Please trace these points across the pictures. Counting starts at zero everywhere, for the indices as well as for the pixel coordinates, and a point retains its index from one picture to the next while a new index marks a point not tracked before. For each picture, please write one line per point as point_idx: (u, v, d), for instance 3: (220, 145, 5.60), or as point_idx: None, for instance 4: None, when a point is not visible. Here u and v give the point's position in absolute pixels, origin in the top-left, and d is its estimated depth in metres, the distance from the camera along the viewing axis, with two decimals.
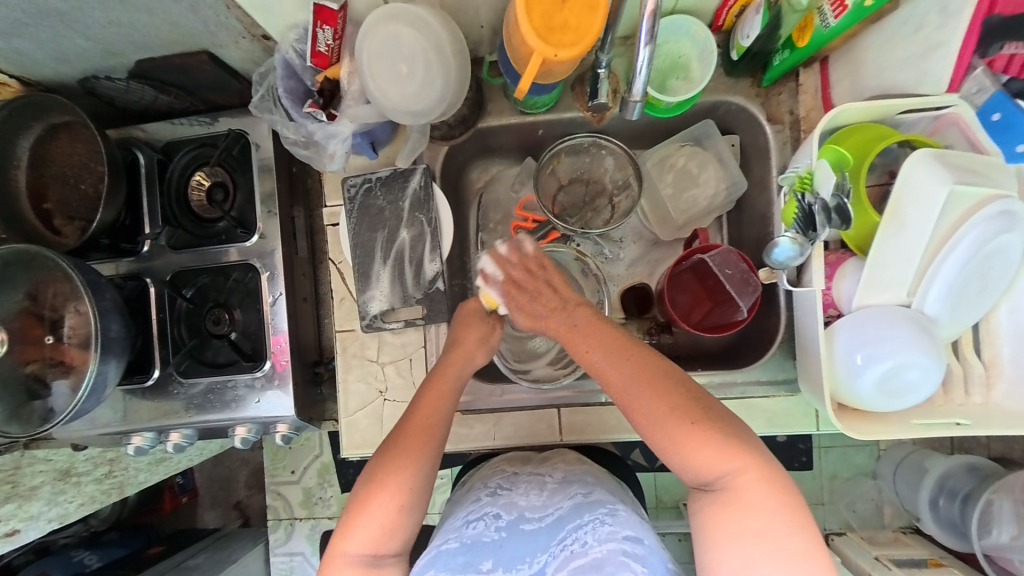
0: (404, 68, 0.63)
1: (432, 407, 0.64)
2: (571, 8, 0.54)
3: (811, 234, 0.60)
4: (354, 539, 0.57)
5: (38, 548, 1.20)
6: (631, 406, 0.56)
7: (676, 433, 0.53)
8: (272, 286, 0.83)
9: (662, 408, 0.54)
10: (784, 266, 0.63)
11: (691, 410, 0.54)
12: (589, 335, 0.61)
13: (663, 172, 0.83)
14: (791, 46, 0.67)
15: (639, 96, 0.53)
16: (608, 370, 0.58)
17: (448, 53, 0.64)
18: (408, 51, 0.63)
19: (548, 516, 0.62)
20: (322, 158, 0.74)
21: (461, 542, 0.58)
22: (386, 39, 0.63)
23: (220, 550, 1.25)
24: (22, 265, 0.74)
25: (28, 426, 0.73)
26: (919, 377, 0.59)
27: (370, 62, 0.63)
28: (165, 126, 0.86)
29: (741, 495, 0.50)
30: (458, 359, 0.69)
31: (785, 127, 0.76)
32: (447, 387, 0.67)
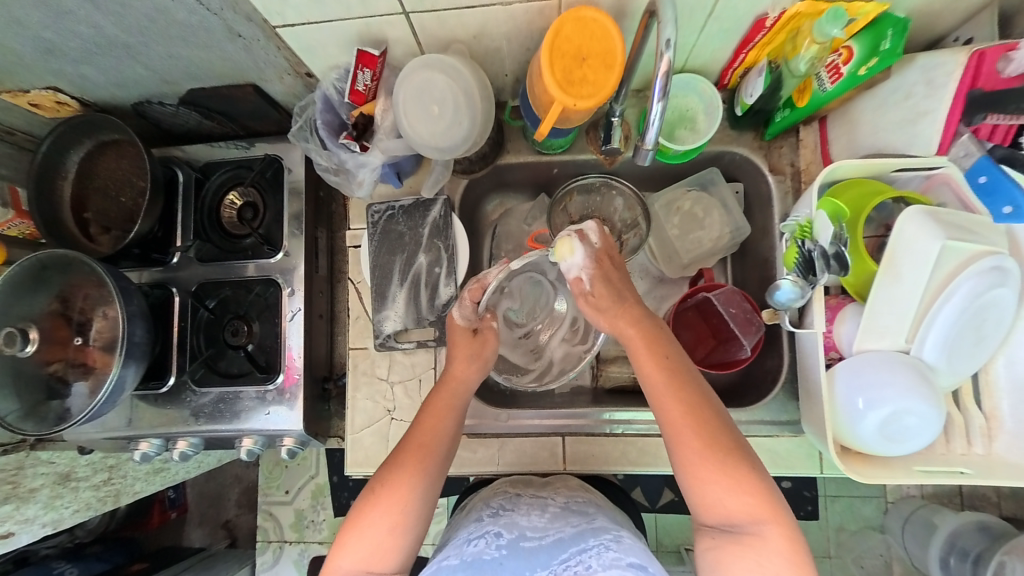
0: (435, 110, 0.69)
1: (432, 426, 0.66)
2: (590, 64, 0.59)
3: (811, 278, 0.63)
4: (347, 556, 0.59)
5: (19, 559, 1.16)
6: (675, 434, 0.58)
7: (713, 475, 0.55)
8: (291, 301, 0.86)
9: (708, 442, 0.56)
10: (785, 307, 0.64)
11: (721, 448, 0.56)
12: (653, 346, 0.63)
13: (669, 214, 0.87)
14: (791, 105, 0.72)
15: (650, 145, 0.56)
16: (665, 398, 0.59)
17: (475, 98, 0.69)
18: (440, 94, 0.68)
19: (548, 537, 0.63)
20: (351, 185, 0.80)
21: (462, 559, 0.59)
22: (421, 84, 0.68)
23: (206, 569, 1.23)
24: (59, 269, 0.78)
25: (42, 425, 0.75)
26: (919, 424, 0.59)
27: (406, 103, 0.69)
28: (205, 148, 0.92)
29: (762, 537, 0.53)
30: (461, 376, 0.70)
31: (786, 178, 0.80)
32: (448, 407, 0.68)
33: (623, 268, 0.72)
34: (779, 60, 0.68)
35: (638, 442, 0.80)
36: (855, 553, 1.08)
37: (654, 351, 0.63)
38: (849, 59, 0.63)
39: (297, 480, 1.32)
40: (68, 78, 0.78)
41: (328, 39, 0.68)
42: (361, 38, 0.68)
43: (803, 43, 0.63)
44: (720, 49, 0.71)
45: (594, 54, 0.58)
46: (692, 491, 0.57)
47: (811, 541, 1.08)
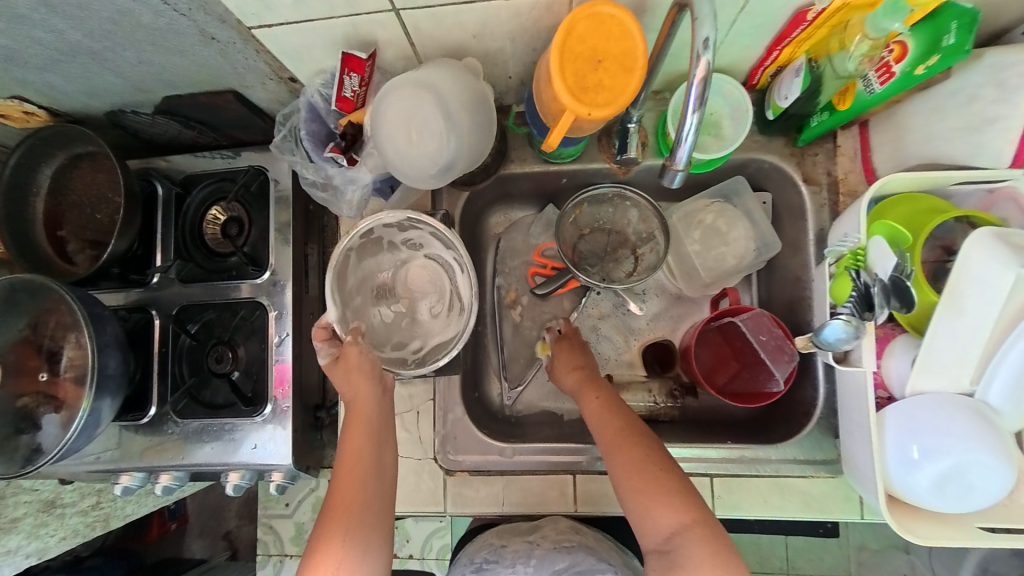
0: (414, 135, 0.59)
1: (353, 457, 0.64)
2: (606, 68, 0.51)
3: (867, 315, 0.54)
4: None
5: None
6: (612, 458, 0.62)
7: (646, 495, 0.58)
8: (279, 325, 0.80)
9: (641, 468, 0.59)
10: (831, 347, 0.56)
11: (655, 476, 0.59)
12: (595, 383, 0.69)
13: (689, 227, 0.80)
14: (830, 109, 0.64)
15: (682, 164, 0.48)
16: (596, 418, 0.66)
17: (453, 103, 0.59)
18: (423, 120, 0.59)
19: None
20: (340, 203, 0.73)
21: None
22: (407, 105, 0.59)
23: None
24: (27, 293, 0.72)
25: (10, 466, 0.69)
26: (985, 479, 0.52)
27: (383, 136, 0.60)
28: (189, 159, 0.85)
29: (692, 561, 0.54)
30: (361, 388, 0.68)
31: (821, 189, 0.73)
32: (363, 425, 0.67)
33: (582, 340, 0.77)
34: (821, 58, 0.61)
35: None
36: None
37: (594, 392, 0.68)
38: (902, 57, 0.55)
39: (297, 492, 1.27)
40: (34, 87, 0.72)
41: (310, 41, 0.61)
42: (347, 40, 0.61)
43: (853, 37, 0.55)
44: (750, 46, 0.64)
45: (611, 55, 0.50)
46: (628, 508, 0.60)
47: (835, 564, 1.01)
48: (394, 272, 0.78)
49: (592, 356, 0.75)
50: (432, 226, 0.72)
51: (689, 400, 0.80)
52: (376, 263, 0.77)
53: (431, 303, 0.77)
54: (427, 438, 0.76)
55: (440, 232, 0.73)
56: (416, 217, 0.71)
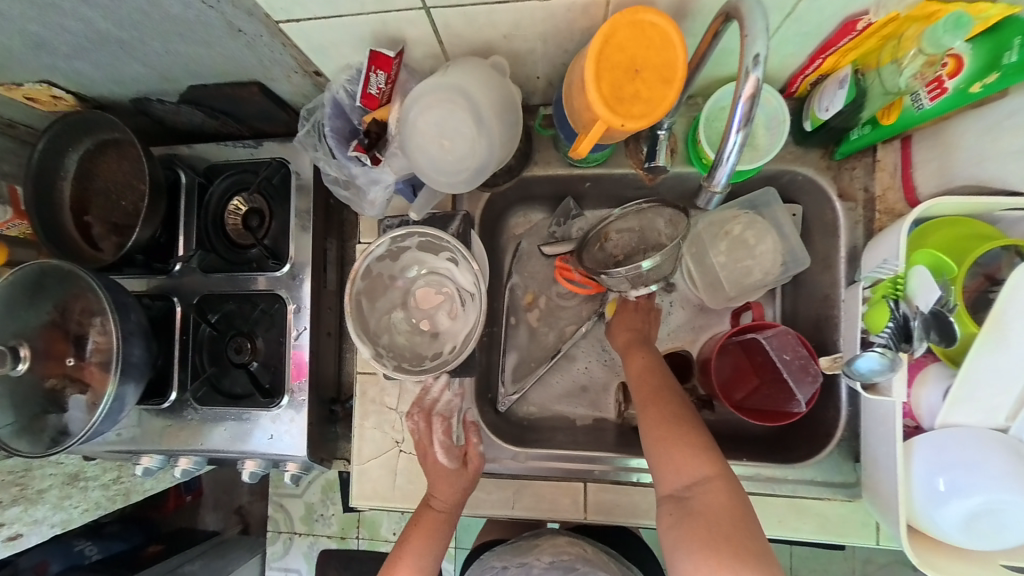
0: (445, 144, 0.58)
1: (416, 550, 0.68)
2: (644, 78, 0.49)
3: (903, 347, 0.51)
4: None
5: None
6: (643, 413, 0.63)
7: (668, 442, 0.58)
8: (297, 319, 0.80)
9: (669, 419, 0.60)
10: (864, 378, 0.53)
11: (681, 427, 0.59)
12: (639, 349, 0.71)
13: (716, 238, 0.79)
14: (873, 123, 0.62)
15: (721, 187, 0.45)
16: (638, 376, 0.68)
17: (485, 107, 0.57)
18: (455, 127, 0.58)
19: None
20: (363, 203, 0.71)
21: None
22: (439, 113, 0.57)
23: (219, 558, 1.22)
24: (57, 278, 0.73)
25: (38, 445, 0.72)
26: (1016, 519, 0.50)
27: (413, 142, 0.59)
28: (215, 148, 0.85)
29: (708, 510, 0.53)
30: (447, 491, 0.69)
31: (857, 205, 0.70)
32: (435, 523, 0.69)
33: (651, 312, 0.78)
34: (868, 68, 0.58)
35: None
36: None
37: (640, 357, 0.70)
38: (956, 73, 0.52)
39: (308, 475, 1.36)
40: (61, 73, 0.72)
41: (338, 37, 0.60)
42: (376, 37, 0.60)
43: (904, 53, 0.52)
44: (794, 54, 0.61)
45: (650, 65, 0.48)
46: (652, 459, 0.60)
47: None
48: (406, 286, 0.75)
49: (656, 332, 0.76)
50: (422, 234, 0.70)
51: (705, 414, 0.79)
52: (388, 300, 0.74)
53: (453, 309, 0.74)
54: None
55: (430, 236, 0.70)
56: (399, 235, 0.69)
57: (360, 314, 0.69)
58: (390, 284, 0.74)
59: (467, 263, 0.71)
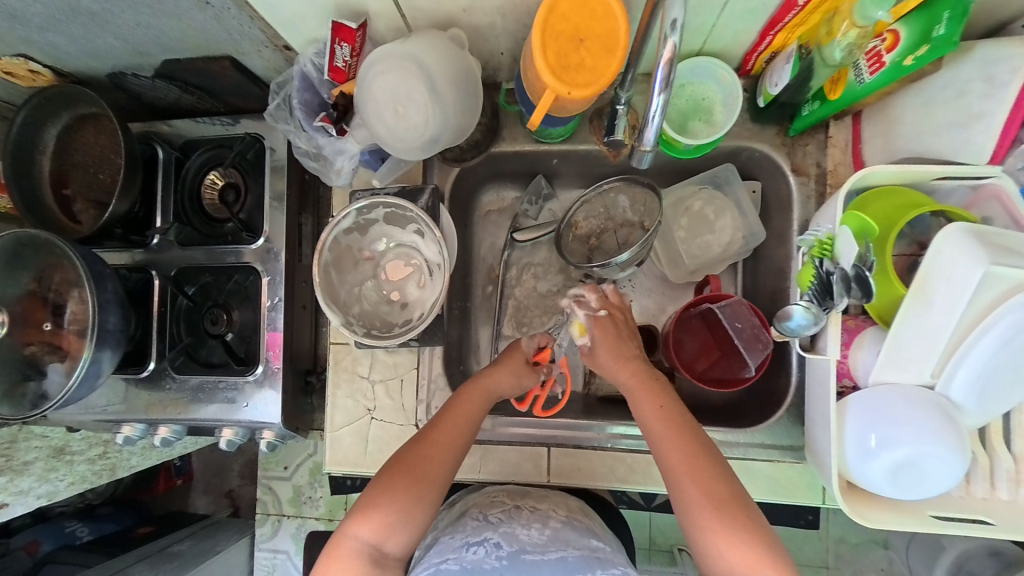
0: (399, 110, 0.61)
1: (458, 420, 0.67)
2: (588, 48, 0.51)
3: (827, 304, 0.55)
4: (363, 525, 0.60)
5: (36, 514, 1.27)
6: (677, 482, 0.58)
7: (715, 522, 0.55)
8: (272, 291, 0.82)
9: (711, 499, 0.56)
10: (796, 334, 0.59)
11: (722, 507, 0.56)
12: (655, 393, 0.63)
13: (678, 214, 0.81)
14: (822, 97, 0.65)
15: (649, 144, 0.51)
16: (663, 440, 0.61)
17: (438, 75, 0.59)
18: (408, 94, 0.60)
19: (548, 555, 0.62)
20: (330, 173, 0.74)
21: (461, 566, 0.60)
22: (394, 81, 0.60)
23: (207, 538, 1.25)
24: (32, 247, 0.76)
25: (19, 409, 0.74)
26: (940, 471, 0.53)
27: (370, 109, 0.61)
28: (189, 124, 0.87)
29: None
30: (457, 421, 0.67)
31: (810, 180, 0.73)
32: (481, 398, 0.69)
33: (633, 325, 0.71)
34: (811, 45, 0.60)
35: (629, 459, 0.74)
36: (854, 565, 1.01)
37: (655, 401, 0.63)
38: (894, 47, 0.55)
39: (295, 457, 1.34)
40: (37, 47, 0.74)
41: (301, 9, 0.62)
42: (338, 9, 0.61)
43: (841, 26, 0.55)
44: (743, 30, 0.63)
45: (593, 35, 0.51)
46: (700, 540, 0.56)
47: (814, 555, 1.02)
48: (374, 256, 0.77)
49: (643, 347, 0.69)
50: (387, 205, 0.72)
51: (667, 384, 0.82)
52: (357, 272, 0.76)
53: (419, 280, 0.76)
54: (410, 406, 0.77)
55: (395, 207, 0.73)
56: (365, 206, 0.71)
57: (329, 284, 0.71)
58: (360, 255, 0.76)
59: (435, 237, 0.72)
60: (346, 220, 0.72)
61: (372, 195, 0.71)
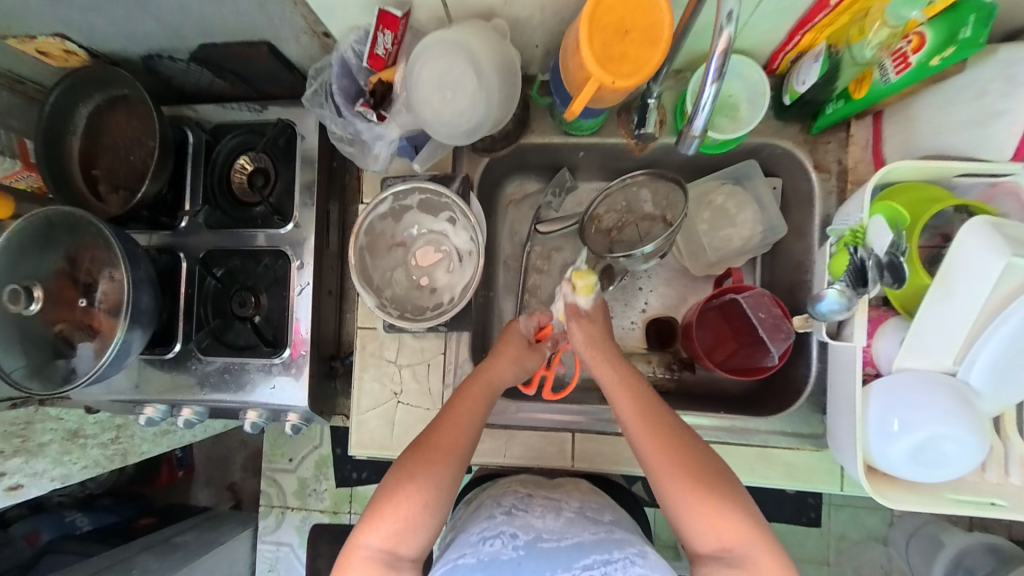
0: (447, 95, 0.63)
1: (466, 411, 0.60)
2: (632, 39, 0.53)
3: (861, 289, 0.58)
4: (376, 532, 0.52)
5: (32, 504, 1.22)
6: (650, 459, 0.57)
7: (696, 494, 0.54)
8: (300, 275, 0.83)
9: (688, 467, 0.55)
10: (825, 318, 0.60)
11: (704, 476, 0.55)
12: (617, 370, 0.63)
13: (700, 207, 0.83)
14: (846, 97, 0.68)
15: (699, 133, 0.51)
16: (633, 423, 0.59)
17: (485, 63, 0.61)
18: (455, 79, 0.62)
19: (565, 540, 0.55)
20: (366, 158, 0.76)
21: (479, 559, 0.52)
22: (441, 66, 0.62)
23: (211, 530, 1.25)
24: (64, 228, 0.77)
25: (48, 385, 0.75)
26: (958, 452, 0.55)
27: (417, 94, 0.63)
28: (217, 110, 0.89)
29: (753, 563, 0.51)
30: (463, 417, 0.59)
31: (831, 176, 0.76)
32: (482, 391, 0.62)
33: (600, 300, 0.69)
34: (840, 45, 0.63)
35: None
36: (855, 562, 1.03)
37: (616, 375, 0.62)
38: (920, 48, 0.57)
39: (300, 449, 1.35)
40: (75, 27, 0.75)
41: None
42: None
43: (871, 26, 0.58)
44: (772, 29, 0.66)
45: (638, 27, 0.53)
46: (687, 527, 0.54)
47: (815, 550, 1.04)
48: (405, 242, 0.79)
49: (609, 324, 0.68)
50: (422, 191, 0.74)
51: (686, 374, 0.84)
52: (389, 257, 0.78)
53: (447, 266, 0.77)
54: (437, 390, 0.78)
55: (430, 193, 0.74)
56: (399, 189, 0.72)
57: (362, 267, 0.72)
58: (391, 241, 0.78)
59: (467, 223, 0.74)
60: (381, 206, 0.74)
61: (412, 181, 0.72)
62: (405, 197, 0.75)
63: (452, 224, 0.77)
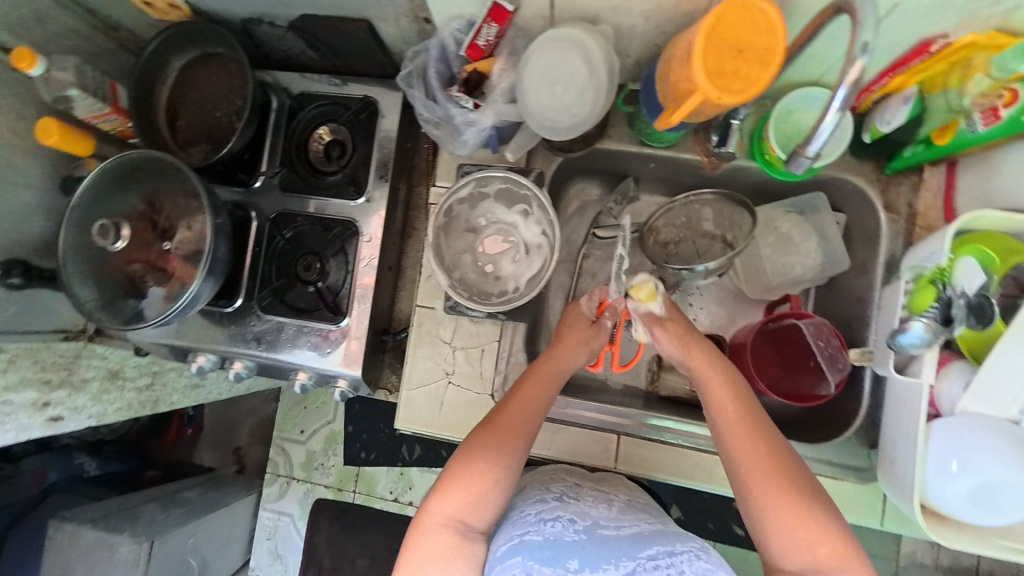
0: (557, 89, 0.69)
1: (530, 395, 0.62)
2: (745, 58, 0.55)
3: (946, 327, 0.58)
4: (449, 499, 0.54)
5: (41, 442, 1.23)
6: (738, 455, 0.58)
7: (775, 491, 0.55)
8: (367, 248, 0.86)
9: (773, 464, 0.57)
10: (904, 351, 0.60)
11: (780, 474, 0.56)
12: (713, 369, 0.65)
13: (766, 232, 0.85)
14: (927, 143, 0.70)
15: (811, 153, 0.53)
16: (725, 416, 0.61)
17: (598, 63, 0.66)
18: (569, 75, 0.68)
19: (624, 529, 0.58)
20: (454, 141, 0.78)
21: (544, 537, 0.54)
22: (555, 62, 0.68)
23: (215, 490, 1.26)
24: (148, 172, 0.80)
25: (115, 319, 0.77)
26: (1015, 497, 0.56)
27: (530, 85, 0.69)
28: (297, 78, 0.92)
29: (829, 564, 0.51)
30: (531, 398, 0.62)
31: (899, 218, 0.77)
32: (548, 376, 0.65)
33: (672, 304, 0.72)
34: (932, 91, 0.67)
35: (694, 455, 0.77)
36: None
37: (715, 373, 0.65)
38: (1011, 103, 0.59)
39: (313, 422, 1.31)
40: None
41: None
42: None
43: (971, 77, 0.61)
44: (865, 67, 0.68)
45: (752, 48, 0.54)
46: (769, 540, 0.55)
47: None
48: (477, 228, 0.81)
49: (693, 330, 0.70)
50: (502, 179, 0.77)
51: None
52: (461, 240, 0.80)
53: (513, 257, 0.79)
54: (488, 375, 0.80)
55: (510, 182, 0.77)
56: (483, 174, 0.76)
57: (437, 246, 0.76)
58: (464, 225, 0.80)
59: (541, 215, 0.76)
60: (461, 189, 0.77)
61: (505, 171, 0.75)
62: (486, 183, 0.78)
63: (523, 216, 0.79)
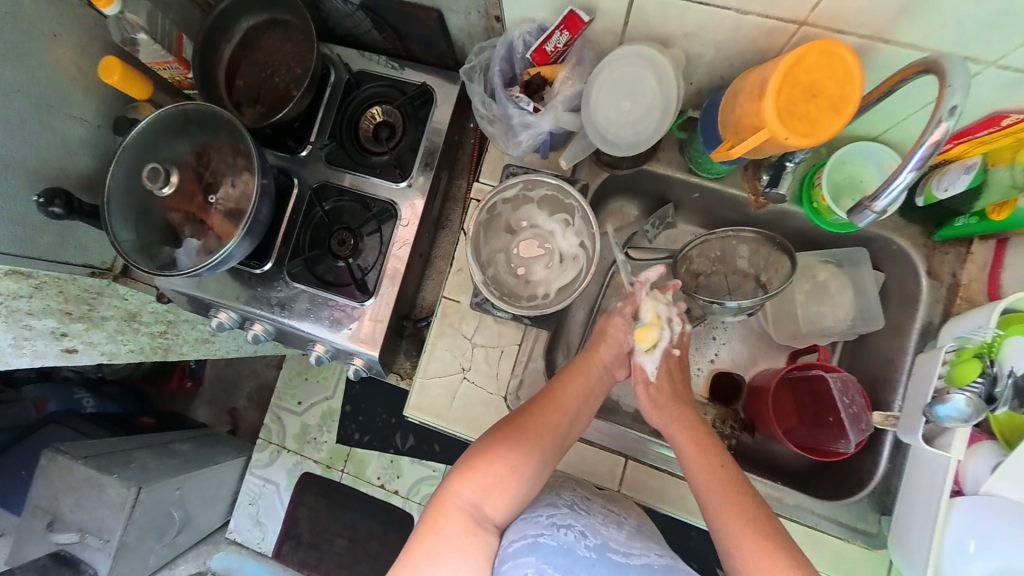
0: (625, 104, 0.70)
1: (570, 395, 0.66)
2: (818, 103, 0.55)
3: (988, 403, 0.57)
4: (471, 482, 0.58)
5: (42, 372, 1.27)
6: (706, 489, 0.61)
7: (742, 527, 0.57)
8: (403, 232, 0.87)
9: (737, 499, 0.59)
10: (943, 422, 0.59)
11: (748, 510, 0.58)
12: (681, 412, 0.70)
13: (801, 279, 0.84)
14: (982, 215, 0.68)
15: (879, 208, 0.52)
16: (691, 453, 0.65)
17: (671, 85, 0.67)
18: (638, 92, 0.69)
19: (634, 557, 0.59)
20: (508, 141, 0.78)
21: (557, 545, 0.57)
22: (625, 76, 0.69)
23: (209, 446, 1.26)
24: (200, 125, 0.81)
25: (148, 264, 0.78)
26: None
27: (599, 96, 0.70)
28: (354, 55, 0.94)
29: None
30: (565, 399, 0.66)
31: (942, 286, 0.75)
32: (583, 379, 0.69)
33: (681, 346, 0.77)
34: None
35: None
36: None
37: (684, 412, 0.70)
38: None
39: (312, 395, 1.28)
40: None
41: None
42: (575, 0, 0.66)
43: None
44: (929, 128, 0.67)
45: (827, 93, 0.54)
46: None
47: None
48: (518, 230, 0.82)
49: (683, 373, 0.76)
50: (550, 187, 0.77)
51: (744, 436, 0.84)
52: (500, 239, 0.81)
53: (546, 263, 0.79)
54: (503, 377, 0.80)
55: (558, 190, 0.77)
56: (534, 180, 0.76)
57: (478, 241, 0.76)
58: (505, 225, 0.81)
59: (585, 225, 0.76)
60: (507, 189, 0.78)
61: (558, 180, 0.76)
62: (535, 187, 0.78)
63: (564, 225, 0.79)
